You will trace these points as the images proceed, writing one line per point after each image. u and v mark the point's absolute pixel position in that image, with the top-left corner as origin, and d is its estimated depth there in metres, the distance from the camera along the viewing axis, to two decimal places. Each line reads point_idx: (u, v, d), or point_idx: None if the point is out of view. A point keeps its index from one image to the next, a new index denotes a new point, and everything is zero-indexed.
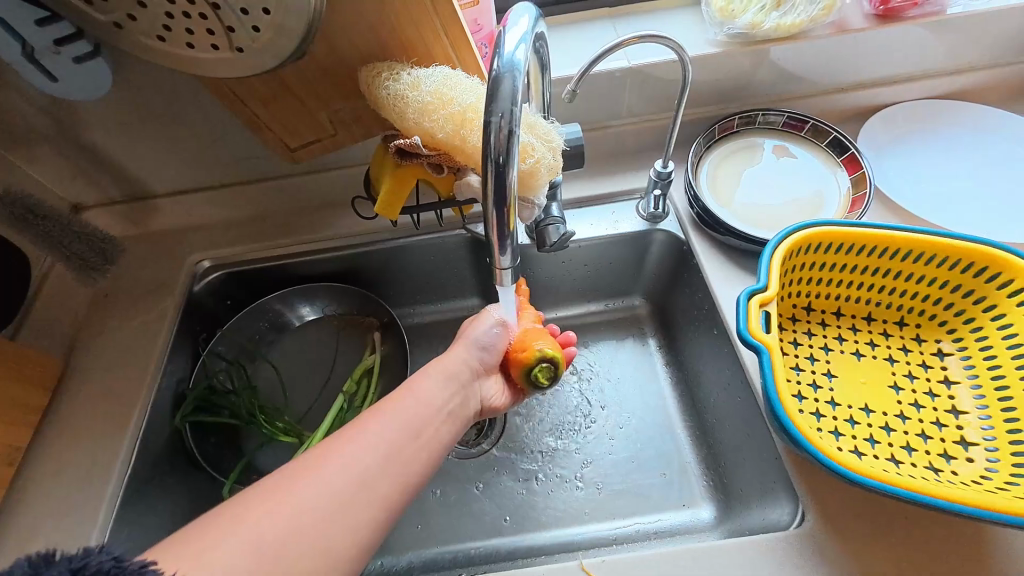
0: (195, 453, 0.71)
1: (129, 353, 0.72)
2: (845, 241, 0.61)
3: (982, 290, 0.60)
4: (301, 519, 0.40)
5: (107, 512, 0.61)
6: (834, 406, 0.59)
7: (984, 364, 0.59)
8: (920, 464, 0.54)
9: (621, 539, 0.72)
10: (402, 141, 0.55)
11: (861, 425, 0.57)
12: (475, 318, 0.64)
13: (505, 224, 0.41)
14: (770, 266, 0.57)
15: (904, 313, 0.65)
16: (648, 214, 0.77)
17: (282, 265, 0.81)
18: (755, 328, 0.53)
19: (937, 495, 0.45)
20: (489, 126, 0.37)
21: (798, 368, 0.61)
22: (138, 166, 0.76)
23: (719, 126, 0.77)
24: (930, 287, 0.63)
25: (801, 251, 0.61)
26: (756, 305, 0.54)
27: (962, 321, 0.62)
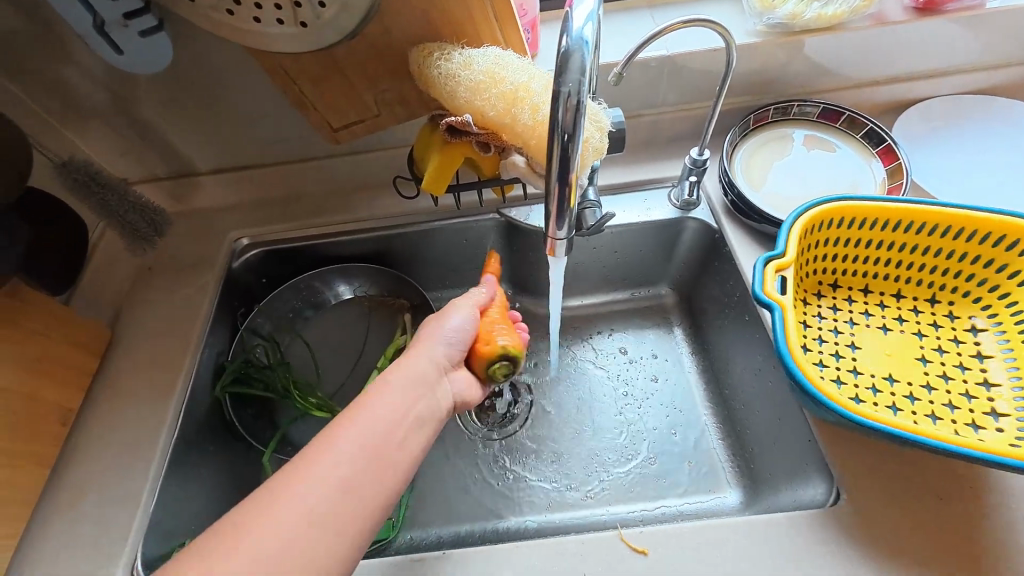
0: (235, 423, 0.73)
1: (173, 323, 0.74)
2: (865, 215, 0.62)
3: (1011, 262, 0.61)
4: (345, 465, 0.42)
5: (157, 469, 0.63)
6: (857, 374, 0.60)
7: (1017, 338, 0.60)
8: (945, 431, 0.55)
9: (644, 520, 0.74)
10: (453, 119, 0.56)
11: (884, 394, 0.59)
12: (440, 313, 0.61)
13: (566, 197, 0.42)
14: (791, 236, 0.59)
15: (935, 289, 0.65)
16: (681, 201, 0.78)
17: (318, 244, 0.83)
18: (771, 290, 0.55)
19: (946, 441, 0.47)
20: (559, 97, 0.37)
21: (821, 339, 0.63)
22: (183, 143, 0.78)
23: (755, 116, 0.77)
24: (961, 262, 0.63)
25: (823, 226, 0.63)
26: (773, 271, 0.57)
27: (994, 296, 0.63)
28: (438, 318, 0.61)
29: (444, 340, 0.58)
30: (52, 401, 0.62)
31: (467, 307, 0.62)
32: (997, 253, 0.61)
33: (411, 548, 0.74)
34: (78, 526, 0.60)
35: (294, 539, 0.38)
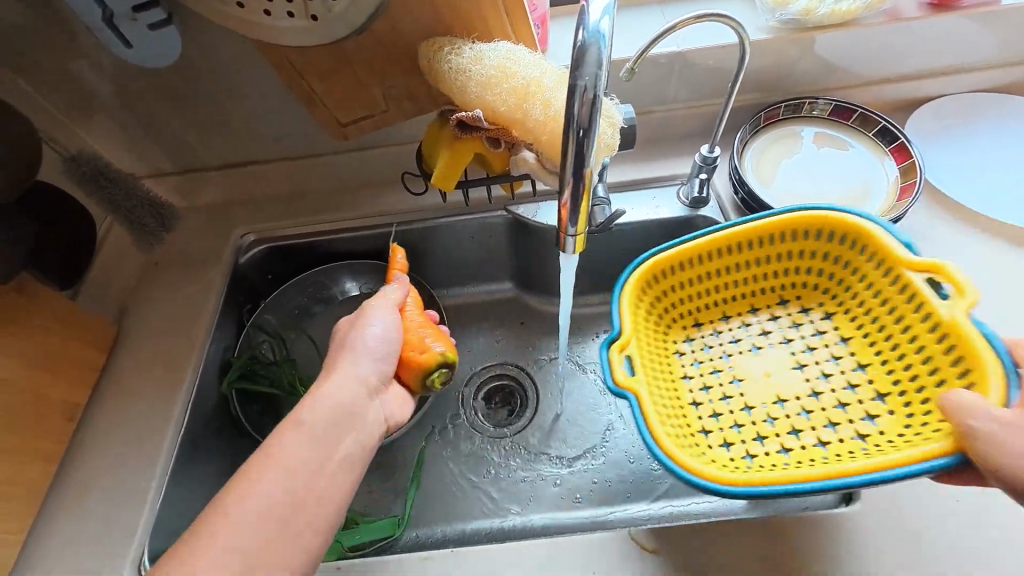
0: (241, 419, 0.73)
1: (179, 319, 0.74)
2: (667, 262, 0.64)
3: (841, 252, 0.63)
4: (288, 477, 0.46)
5: (164, 465, 0.63)
6: (749, 410, 0.61)
7: (867, 320, 0.62)
8: (849, 437, 0.56)
9: (652, 520, 0.73)
10: (462, 114, 0.55)
11: (780, 420, 0.60)
12: (359, 318, 0.60)
13: (580, 193, 0.41)
14: (621, 310, 0.60)
15: (798, 297, 0.67)
16: (690, 199, 0.78)
17: (324, 241, 0.83)
18: (619, 377, 0.56)
19: (819, 477, 0.47)
20: (575, 90, 0.37)
21: (704, 387, 0.64)
22: (190, 138, 0.77)
23: (765, 114, 0.77)
24: (808, 260, 0.65)
25: (656, 280, 0.64)
26: (616, 352, 0.58)
27: (840, 285, 0.65)
28: (356, 333, 0.58)
29: (367, 351, 0.57)
30: (59, 395, 0.62)
31: (388, 307, 0.61)
32: (834, 248, 0.63)
33: (417, 545, 0.73)
34: (84, 521, 0.59)
35: (269, 535, 0.43)
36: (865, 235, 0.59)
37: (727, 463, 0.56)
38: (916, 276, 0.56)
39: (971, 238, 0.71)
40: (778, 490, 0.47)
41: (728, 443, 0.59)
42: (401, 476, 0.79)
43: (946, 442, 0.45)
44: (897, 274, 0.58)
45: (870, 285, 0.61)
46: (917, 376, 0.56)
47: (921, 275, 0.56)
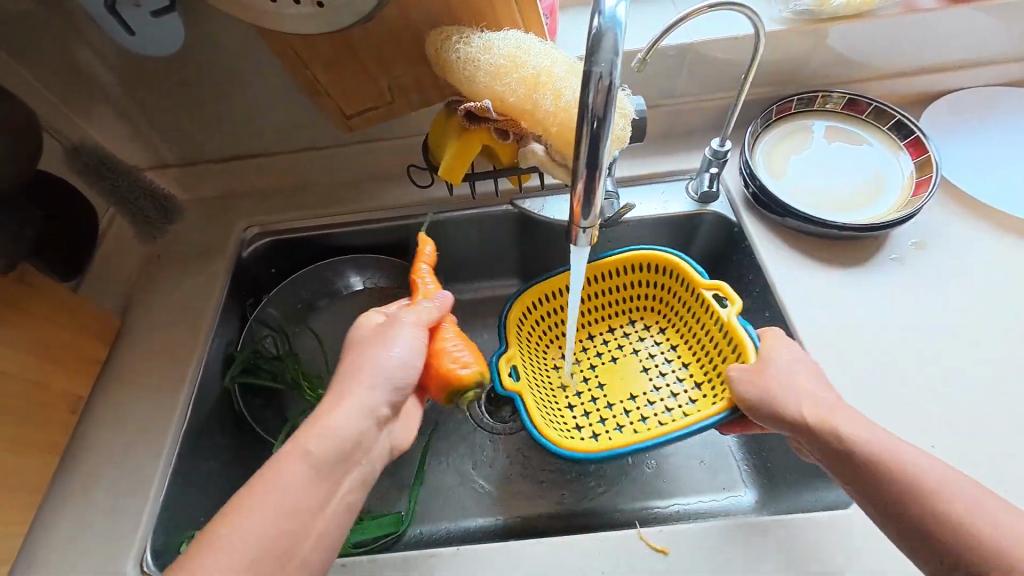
0: (243, 414, 0.73)
1: (182, 312, 0.73)
2: (547, 290, 0.72)
3: (660, 279, 0.75)
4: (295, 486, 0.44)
5: (167, 459, 0.62)
6: (611, 407, 0.71)
7: (678, 329, 0.75)
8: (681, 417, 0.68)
9: (660, 519, 0.72)
10: (472, 104, 0.55)
11: (633, 412, 0.70)
12: (380, 336, 0.55)
13: (594, 184, 0.40)
14: (507, 330, 0.68)
15: (637, 317, 0.78)
16: (699, 193, 0.77)
17: (328, 234, 0.82)
18: (506, 382, 0.64)
19: (657, 435, 0.60)
20: (590, 78, 0.36)
21: (575, 395, 0.73)
22: (194, 129, 0.76)
23: (777, 108, 0.75)
24: (623, 290, 0.76)
25: (532, 309, 0.72)
26: (505, 363, 0.65)
27: (656, 303, 0.77)
28: (371, 354, 0.53)
29: (381, 377, 0.52)
30: (62, 388, 0.62)
31: (411, 328, 0.56)
32: (663, 279, 0.74)
33: (421, 543, 0.73)
34: (87, 515, 0.59)
35: (273, 532, 0.42)
36: (681, 272, 0.72)
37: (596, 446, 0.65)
38: (706, 293, 0.69)
39: (987, 236, 0.69)
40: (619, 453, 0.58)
41: (596, 434, 0.68)
42: (405, 472, 0.78)
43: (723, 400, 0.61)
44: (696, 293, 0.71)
45: (683, 302, 0.74)
46: (713, 370, 0.70)
47: (711, 292, 0.69)
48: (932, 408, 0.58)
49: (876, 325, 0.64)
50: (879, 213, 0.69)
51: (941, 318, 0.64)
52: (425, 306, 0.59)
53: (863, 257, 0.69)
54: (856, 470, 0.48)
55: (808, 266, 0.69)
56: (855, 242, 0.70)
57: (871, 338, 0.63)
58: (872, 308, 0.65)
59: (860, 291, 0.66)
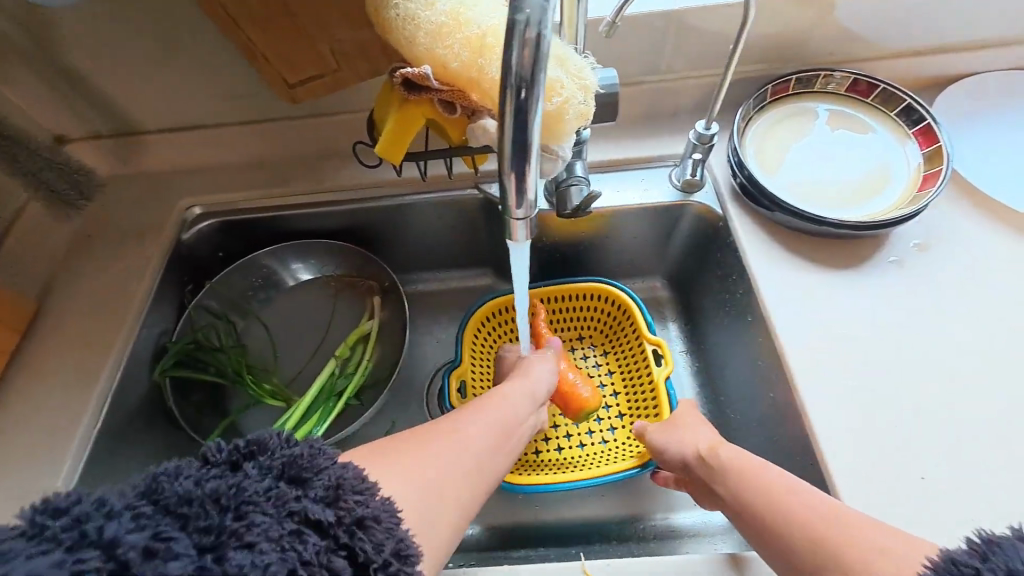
0: (174, 410, 0.67)
1: (107, 298, 0.67)
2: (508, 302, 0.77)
3: (612, 312, 0.77)
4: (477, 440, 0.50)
5: (81, 450, 0.58)
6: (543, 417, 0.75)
7: (620, 359, 0.77)
8: (600, 443, 0.73)
9: (622, 537, 0.67)
10: (409, 70, 0.47)
11: (561, 427, 0.74)
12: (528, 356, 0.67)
13: (526, 165, 0.32)
14: (462, 342, 0.73)
15: (585, 336, 0.80)
16: (682, 181, 0.69)
17: (276, 217, 0.75)
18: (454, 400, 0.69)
19: (573, 479, 0.64)
20: (514, 27, 0.28)
21: None
22: (123, 95, 0.69)
23: (772, 87, 0.67)
24: (578, 312, 0.79)
25: (488, 319, 0.77)
26: (454, 379, 0.70)
27: (602, 331, 0.79)
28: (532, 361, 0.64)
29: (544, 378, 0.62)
30: None
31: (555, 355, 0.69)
32: (611, 308, 0.77)
33: None
34: None
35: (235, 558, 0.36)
36: (629, 311, 0.75)
37: (520, 458, 0.70)
38: (647, 346, 0.73)
39: (1001, 238, 0.62)
40: (535, 489, 0.63)
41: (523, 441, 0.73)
42: None
43: (639, 457, 0.65)
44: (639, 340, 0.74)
45: (626, 338, 0.77)
46: (637, 408, 0.73)
47: (652, 348, 0.73)
48: (927, 432, 0.51)
49: (868, 335, 0.57)
50: (881, 210, 0.62)
51: (944, 329, 0.57)
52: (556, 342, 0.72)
53: (859, 258, 0.61)
54: (746, 506, 0.51)
55: (798, 266, 0.62)
56: (850, 242, 0.62)
57: (861, 350, 0.56)
58: (865, 316, 0.58)
59: (853, 296, 0.59)
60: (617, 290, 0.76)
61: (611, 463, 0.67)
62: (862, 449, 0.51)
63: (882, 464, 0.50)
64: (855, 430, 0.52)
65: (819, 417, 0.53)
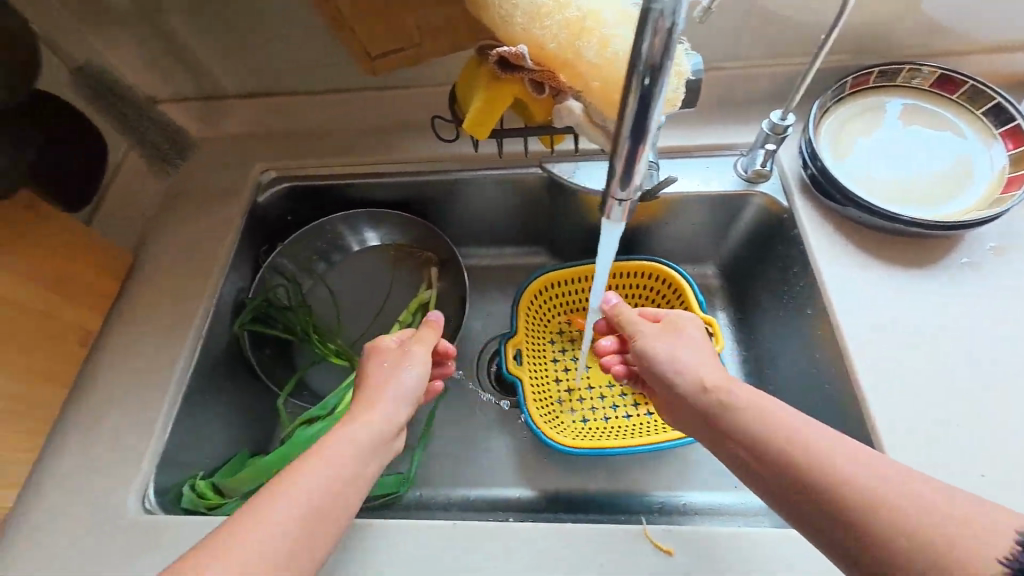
0: (252, 361, 0.72)
1: (194, 253, 0.71)
2: (563, 276, 0.79)
3: (664, 292, 0.78)
4: (310, 494, 0.46)
5: (183, 376, 0.63)
6: (590, 388, 0.78)
7: None
8: (645, 415, 0.76)
9: (664, 509, 0.71)
10: (506, 49, 0.48)
11: (607, 398, 0.78)
12: (390, 363, 0.58)
13: (637, 151, 0.34)
14: (518, 312, 0.76)
15: None
16: (749, 171, 0.69)
17: (346, 185, 0.78)
18: (512, 366, 0.74)
19: (621, 446, 0.68)
20: (646, 21, 0.29)
21: (564, 370, 0.79)
22: (211, 61, 0.72)
23: (853, 79, 0.66)
24: (631, 289, 0.81)
25: (543, 292, 0.79)
26: (510, 347, 0.75)
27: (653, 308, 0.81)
28: (378, 370, 0.57)
29: (400, 399, 0.55)
30: (72, 319, 0.61)
31: (426, 355, 0.59)
32: (666, 290, 0.78)
33: (419, 505, 0.74)
34: (92, 448, 0.59)
35: None
36: (681, 289, 0.76)
37: (570, 423, 0.75)
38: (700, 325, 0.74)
39: None
40: (590, 453, 0.68)
41: (571, 409, 0.77)
42: (408, 434, 0.79)
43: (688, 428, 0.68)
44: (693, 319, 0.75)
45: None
46: None
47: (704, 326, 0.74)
48: (987, 432, 0.52)
49: (934, 335, 0.57)
50: (958, 210, 0.61)
51: (1014, 332, 0.57)
52: (427, 331, 0.61)
53: (930, 257, 0.61)
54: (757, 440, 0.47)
55: (865, 263, 0.62)
56: (923, 240, 0.62)
57: (927, 349, 0.57)
58: (932, 317, 0.58)
59: (920, 293, 0.60)
60: (672, 271, 0.76)
61: (656, 434, 0.71)
62: (921, 444, 0.52)
63: (939, 460, 0.51)
64: (915, 425, 0.53)
65: (881, 411, 0.54)
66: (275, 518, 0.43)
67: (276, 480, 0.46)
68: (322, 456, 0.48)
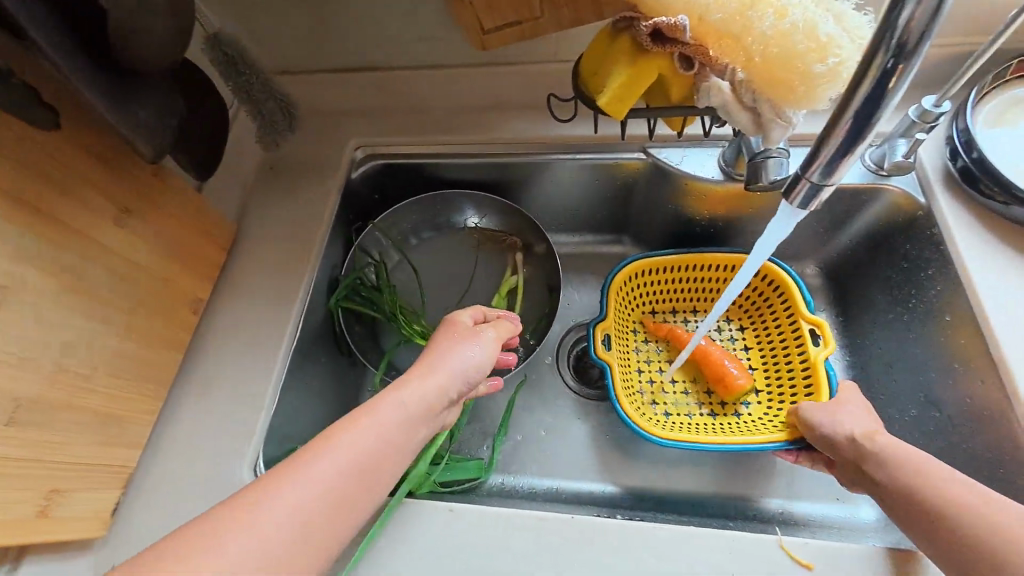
0: (345, 337, 0.72)
1: (293, 227, 0.71)
2: (653, 264, 0.75)
3: (764, 291, 0.74)
4: (354, 456, 0.41)
5: (286, 355, 0.63)
6: (672, 384, 0.75)
7: (761, 335, 0.75)
8: (731, 415, 0.71)
9: (760, 516, 0.67)
10: (663, 19, 0.45)
11: (691, 395, 0.74)
12: (456, 338, 0.53)
13: (856, 142, 0.31)
14: (609, 295, 0.71)
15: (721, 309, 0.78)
16: (881, 164, 0.63)
17: (439, 164, 0.76)
18: (600, 350, 0.68)
19: (720, 441, 0.63)
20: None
21: (645, 363, 0.76)
22: (314, 34, 0.71)
23: (1017, 63, 0.59)
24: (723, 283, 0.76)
25: (630, 279, 0.75)
26: (598, 331, 0.69)
27: (743, 308, 0.77)
28: (451, 344, 0.53)
29: (460, 375, 0.50)
30: (186, 286, 0.62)
31: (496, 342, 0.56)
32: (762, 286, 0.74)
33: (503, 492, 0.72)
34: (207, 414, 0.60)
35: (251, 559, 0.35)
36: (783, 286, 0.71)
37: (652, 417, 0.71)
38: (804, 325, 0.69)
39: None
40: (682, 446, 0.63)
41: (652, 404, 0.73)
42: (490, 420, 0.77)
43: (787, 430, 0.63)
44: (795, 319, 0.70)
45: (774, 317, 0.74)
46: (776, 387, 0.71)
47: (809, 326, 0.69)
48: None
49: None
50: None
51: None
52: (503, 324, 0.59)
53: None
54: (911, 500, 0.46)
55: (1020, 267, 0.57)
56: None
57: None
58: None
59: None
60: (772, 266, 0.72)
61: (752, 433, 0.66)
62: None
63: None
64: None
65: None
66: (316, 476, 0.39)
67: (320, 437, 0.41)
68: (372, 418, 0.43)
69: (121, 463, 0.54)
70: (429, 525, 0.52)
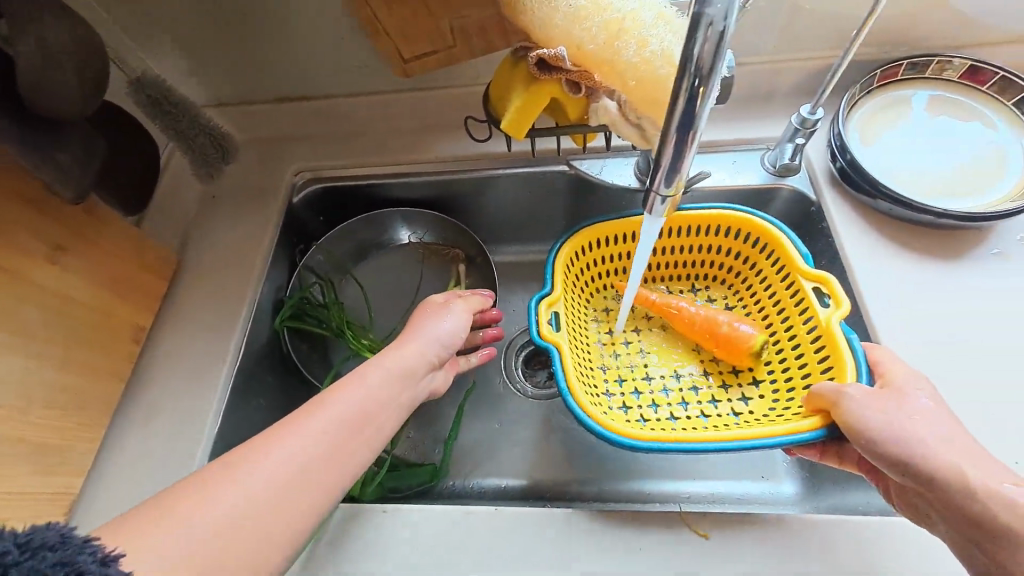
0: (291, 356, 0.74)
1: (234, 252, 0.74)
2: (614, 231, 0.71)
3: (753, 257, 0.70)
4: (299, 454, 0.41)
5: (228, 376, 0.66)
6: (650, 381, 0.70)
7: (754, 311, 0.71)
8: (726, 415, 0.66)
9: (692, 497, 0.72)
10: (545, 51, 0.50)
11: (675, 394, 0.68)
12: (429, 314, 0.58)
13: (682, 153, 0.36)
14: (555, 271, 0.66)
15: (705, 285, 0.75)
16: (777, 166, 0.69)
17: (377, 185, 0.80)
18: (544, 330, 0.62)
19: (708, 441, 0.55)
20: (692, 34, 0.31)
21: (616, 354, 0.72)
22: (249, 69, 0.75)
23: (881, 73, 0.67)
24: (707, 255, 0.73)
25: (584, 250, 0.71)
26: (544, 308, 0.64)
27: (737, 280, 0.73)
28: (431, 317, 0.58)
29: (434, 340, 0.55)
30: (126, 317, 0.64)
31: (466, 312, 0.61)
32: (750, 251, 0.70)
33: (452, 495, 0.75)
34: (151, 439, 0.62)
35: None
36: (775, 244, 0.66)
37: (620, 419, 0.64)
38: (806, 284, 0.63)
39: None
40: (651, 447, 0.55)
41: (626, 406, 0.67)
42: (441, 426, 0.80)
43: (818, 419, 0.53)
44: (793, 280, 0.65)
45: (767, 284, 0.69)
46: (780, 374, 0.66)
47: (812, 285, 0.62)
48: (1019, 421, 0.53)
49: (962, 328, 0.59)
50: (992, 201, 0.62)
51: None
52: (475, 297, 0.63)
53: (959, 249, 0.63)
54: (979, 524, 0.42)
55: (895, 254, 0.63)
56: (951, 232, 0.64)
57: (958, 341, 0.58)
58: (962, 310, 0.60)
59: (947, 286, 0.61)
60: (753, 219, 0.67)
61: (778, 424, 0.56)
62: None
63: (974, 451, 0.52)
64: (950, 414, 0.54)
65: None
66: None
67: (262, 440, 0.42)
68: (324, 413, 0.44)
69: (62, 491, 0.56)
70: (369, 531, 0.55)
